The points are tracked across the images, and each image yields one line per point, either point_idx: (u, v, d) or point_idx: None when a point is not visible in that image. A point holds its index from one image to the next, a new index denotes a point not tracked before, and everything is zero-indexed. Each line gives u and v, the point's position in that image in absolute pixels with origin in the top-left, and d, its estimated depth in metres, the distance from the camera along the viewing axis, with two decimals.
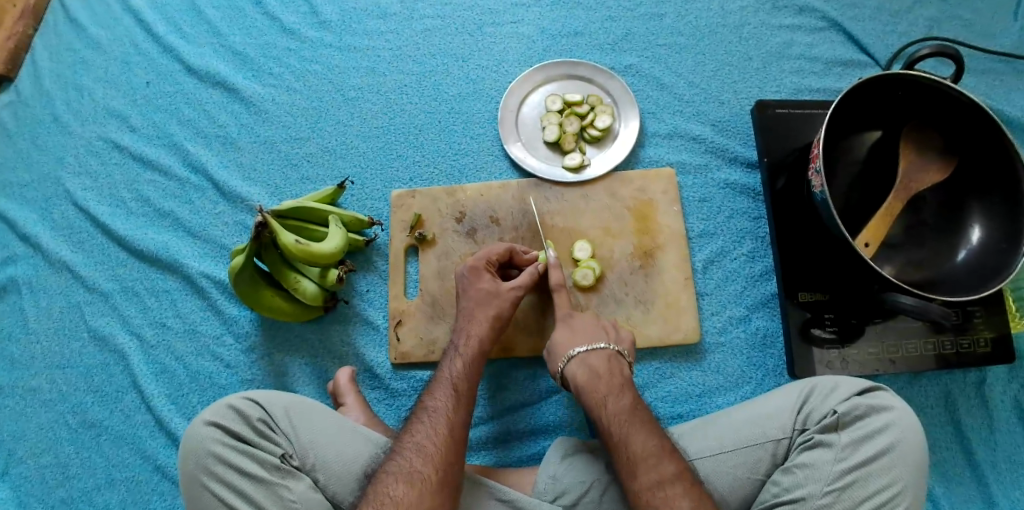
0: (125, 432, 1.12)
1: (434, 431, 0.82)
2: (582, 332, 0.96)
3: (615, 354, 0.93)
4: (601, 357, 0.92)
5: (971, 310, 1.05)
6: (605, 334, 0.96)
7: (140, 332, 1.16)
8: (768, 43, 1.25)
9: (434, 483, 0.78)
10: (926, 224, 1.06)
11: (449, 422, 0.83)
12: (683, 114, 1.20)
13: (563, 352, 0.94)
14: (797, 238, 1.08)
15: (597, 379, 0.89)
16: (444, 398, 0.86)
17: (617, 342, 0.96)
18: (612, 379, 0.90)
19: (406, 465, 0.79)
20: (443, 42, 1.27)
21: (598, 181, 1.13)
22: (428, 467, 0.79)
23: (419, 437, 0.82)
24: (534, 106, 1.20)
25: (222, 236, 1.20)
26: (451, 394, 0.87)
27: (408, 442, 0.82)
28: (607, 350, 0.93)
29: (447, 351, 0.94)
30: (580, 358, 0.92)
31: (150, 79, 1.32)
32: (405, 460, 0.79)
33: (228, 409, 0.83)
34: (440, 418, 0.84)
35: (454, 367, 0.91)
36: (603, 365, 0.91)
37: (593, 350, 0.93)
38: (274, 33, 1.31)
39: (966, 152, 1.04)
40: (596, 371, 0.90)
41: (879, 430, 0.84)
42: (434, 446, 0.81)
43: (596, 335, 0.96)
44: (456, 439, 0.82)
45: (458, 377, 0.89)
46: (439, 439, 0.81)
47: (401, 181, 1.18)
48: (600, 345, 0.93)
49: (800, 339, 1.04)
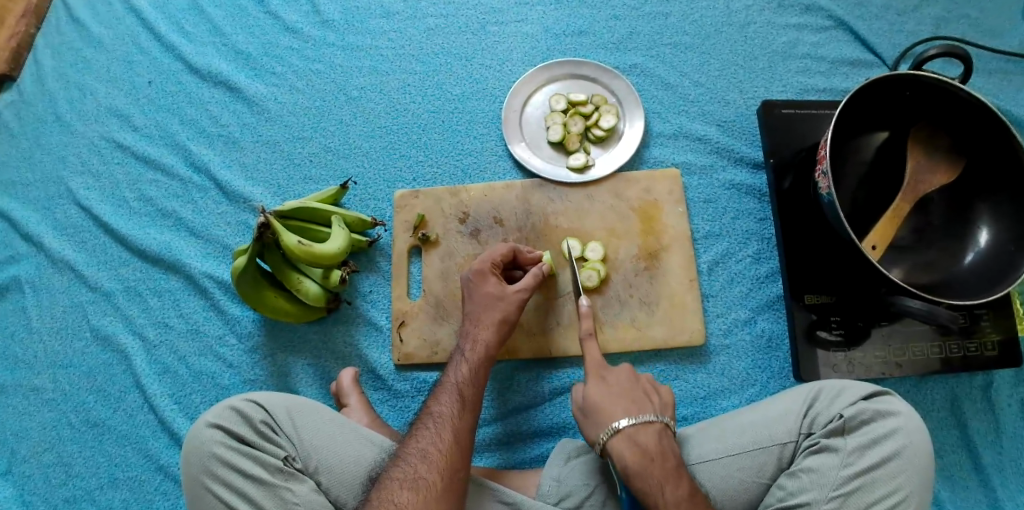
0: (128, 431, 1.11)
1: (440, 436, 0.82)
2: (624, 402, 0.88)
3: (664, 428, 0.86)
4: (650, 431, 0.85)
5: (978, 312, 1.04)
6: (649, 402, 0.89)
7: (142, 332, 1.16)
8: (774, 42, 1.24)
9: (438, 490, 0.77)
10: (933, 226, 1.06)
11: (454, 428, 0.83)
12: (688, 114, 1.19)
13: (608, 424, 0.86)
14: (803, 240, 1.07)
15: (651, 464, 0.82)
16: (449, 403, 0.86)
17: (661, 411, 0.89)
18: (665, 462, 0.82)
19: (411, 472, 0.78)
20: (446, 41, 1.26)
21: (603, 182, 1.12)
22: (432, 473, 0.78)
23: (423, 443, 0.81)
24: (538, 105, 1.19)
25: (225, 236, 1.19)
26: (457, 400, 0.86)
27: (413, 448, 0.81)
28: (654, 424, 0.86)
29: (453, 355, 0.94)
30: (628, 432, 0.84)
31: (152, 78, 1.31)
32: (410, 466, 0.79)
33: (231, 411, 0.83)
34: (445, 425, 0.83)
35: (459, 373, 0.90)
36: (655, 446, 0.84)
37: (642, 425, 0.85)
38: (276, 32, 1.30)
39: (973, 153, 1.03)
40: (648, 452, 0.83)
41: (885, 435, 0.83)
42: (439, 452, 0.80)
43: (640, 405, 0.88)
44: (462, 444, 0.82)
45: (463, 382, 0.89)
46: (445, 445, 0.81)
47: (404, 181, 1.18)
48: (650, 418, 0.86)
49: (806, 342, 1.03)
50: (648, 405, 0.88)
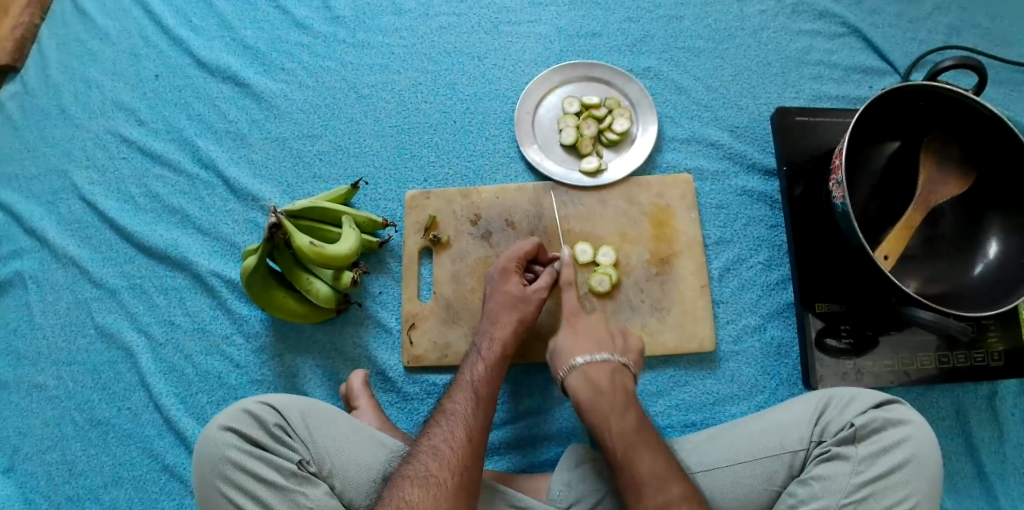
0: (133, 430, 1.10)
1: (452, 433, 0.82)
2: (589, 342, 0.92)
3: (619, 367, 0.90)
4: (602, 372, 0.89)
5: (985, 323, 1.05)
6: (611, 341, 0.93)
7: (148, 330, 1.15)
8: (788, 48, 1.23)
9: (449, 487, 0.77)
10: (944, 237, 1.07)
11: (466, 426, 0.83)
12: (701, 119, 1.19)
13: (566, 360, 0.91)
14: (816, 247, 1.07)
15: (599, 397, 0.86)
16: (462, 401, 0.86)
17: (622, 352, 0.93)
18: (614, 397, 0.87)
19: (422, 469, 0.78)
20: (458, 40, 1.25)
21: (616, 186, 1.12)
22: (444, 471, 0.78)
23: (435, 440, 0.81)
24: (550, 108, 1.18)
25: (233, 234, 1.18)
26: (471, 398, 0.86)
27: (425, 445, 0.82)
28: (609, 362, 0.90)
29: (467, 356, 0.94)
30: (581, 368, 0.89)
31: (159, 72, 1.29)
32: (421, 464, 0.79)
33: (245, 413, 0.82)
34: (458, 422, 0.83)
35: (474, 371, 0.90)
36: (606, 381, 0.88)
37: (595, 362, 0.89)
38: (286, 28, 1.29)
39: (987, 166, 1.04)
40: (598, 387, 0.87)
41: (895, 444, 0.83)
42: (450, 451, 0.80)
43: (601, 344, 0.92)
44: (475, 441, 0.82)
45: (479, 380, 0.89)
46: (457, 443, 0.81)
47: (415, 181, 1.17)
48: (604, 355, 0.90)
49: (815, 350, 1.04)
50: (608, 344, 0.92)
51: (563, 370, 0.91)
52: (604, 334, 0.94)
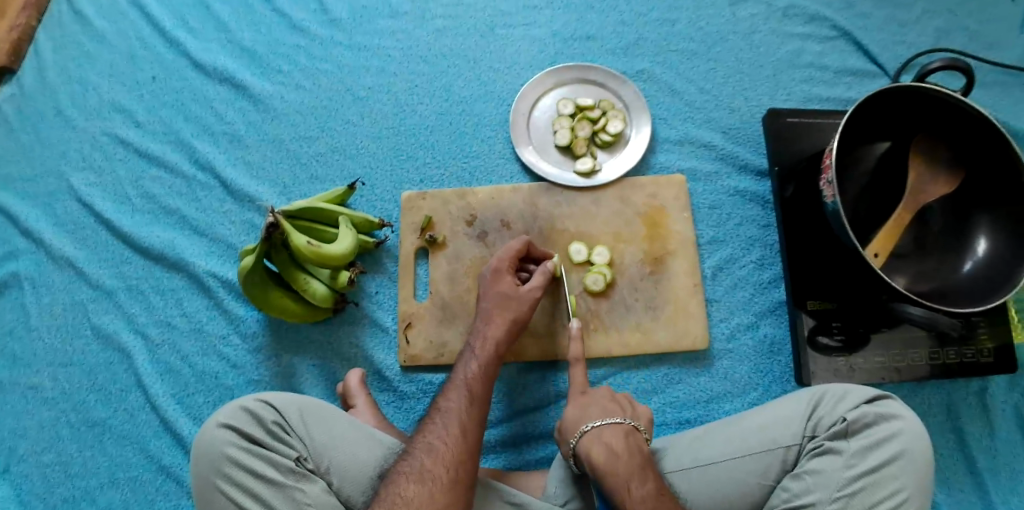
0: (129, 431, 1.11)
1: (447, 429, 0.83)
2: (597, 406, 0.89)
3: (631, 430, 0.86)
4: (614, 435, 0.85)
5: (975, 320, 1.07)
6: (619, 407, 0.90)
7: (145, 331, 1.15)
8: (779, 51, 1.25)
9: (444, 482, 0.78)
10: (934, 236, 1.09)
11: (460, 421, 0.83)
12: (694, 120, 1.20)
13: (576, 427, 0.87)
14: (807, 246, 1.08)
15: (616, 464, 0.82)
16: (457, 397, 0.86)
17: (633, 416, 0.90)
18: (632, 462, 0.82)
19: (418, 465, 0.79)
20: (454, 42, 1.26)
21: (610, 186, 1.13)
22: (439, 466, 0.79)
23: (430, 437, 0.82)
24: (545, 109, 1.19)
25: (230, 235, 1.19)
26: (465, 394, 0.87)
27: (421, 442, 0.82)
28: (622, 425, 0.86)
29: (461, 354, 0.95)
30: (591, 434, 0.85)
31: (156, 74, 1.30)
32: (416, 460, 0.80)
33: (242, 411, 0.83)
34: (452, 418, 0.84)
35: (468, 368, 0.91)
36: (621, 446, 0.84)
37: (608, 426, 0.86)
38: (283, 30, 1.30)
39: (975, 166, 1.06)
40: (614, 452, 0.83)
41: (886, 439, 0.84)
42: (445, 446, 0.81)
43: (608, 409, 0.88)
44: (470, 436, 0.82)
45: (472, 377, 0.89)
46: (451, 438, 0.82)
47: (411, 182, 1.18)
48: (616, 419, 0.86)
49: (807, 347, 1.05)
50: (616, 409, 0.89)
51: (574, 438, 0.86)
52: (611, 399, 0.91)
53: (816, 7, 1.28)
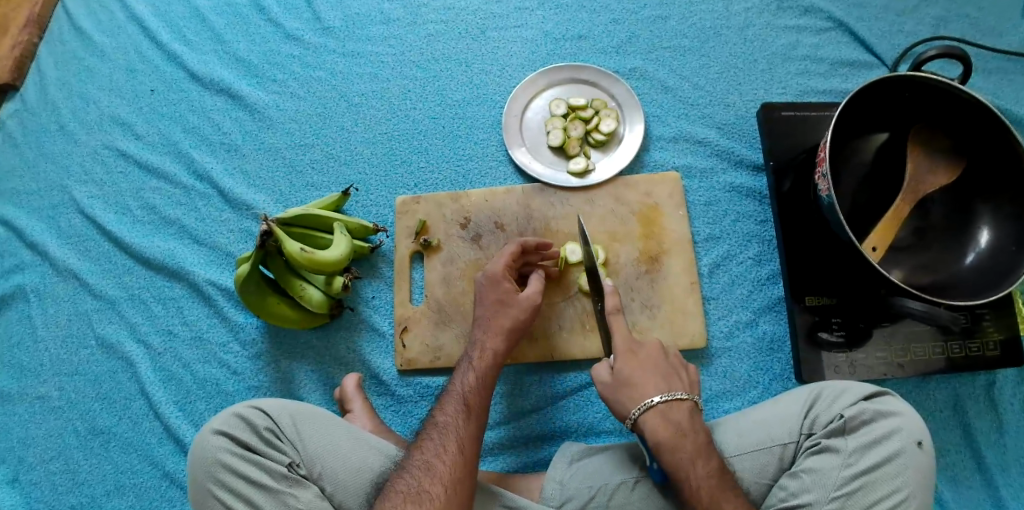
0: (133, 439, 1.12)
1: (444, 446, 0.83)
2: (656, 377, 0.88)
3: (694, 407, 0.87)
4: (681, 412, 0.85)
5: (980, 313, 1.05)
6: (679, 380, 0.89)
7: (147, 340, 1.17)
8: (773, 45, 1.24)
9: (441, 503, 0.78)
10: (934, 227, 1.07)
11: (457, 438, 0.84)
12: (688, 117, 1.20)
13: (639, 398, 0.86)
14: (804, 242, 1.07)
15: (682, 442, 0.83)
16: (453, 412, 0.86)
17: (689, 388, 0.90)
18: (696, 440, 0.83)
19: (415, 484, 0.79)
20: (446, 46, 1.26)
21: (604, 186, 1.12)
22: (437, 486, 0.79)
23: (427, 455, 0.82)
24: (537, 110, 1.19)
25: (228, 243, 1.20)
26: (461, 409, 0.87)
27: (417, 460, 0.82)
28: (686, 402, 0.86)
29: (457, 365, 0.95)
30: (658, 409, 0.85)
31: (155, 86, 1.32)
32: (414, 479, 0.80)
33: (236, 418, 0.84)
34: (450, 434, 0.84)
35: (464, 381, 0.91)
36: (686, 424, 0.84)
37: (674, 402, 0.86)
38: (277, 39, 1.31)
39: (975, 155, 1.04)
40: (680, 430, 0.84)
41: (885, 436, 0.83)
42: (443, 465, 0.81)
43: (670, 382, 0.88)
44: (467, 454, 0.82)
45: (469, 390, 0.90)
46: (449, 456, 0.82)
47: (406, 187, 1.18)
48: (681, 395, 0.86)
49: (807, 343, 1.04)
50: (677, 382, 0.88)
51: (635, 411, 0.86)
52: (672, 369, 0.90)
53: None
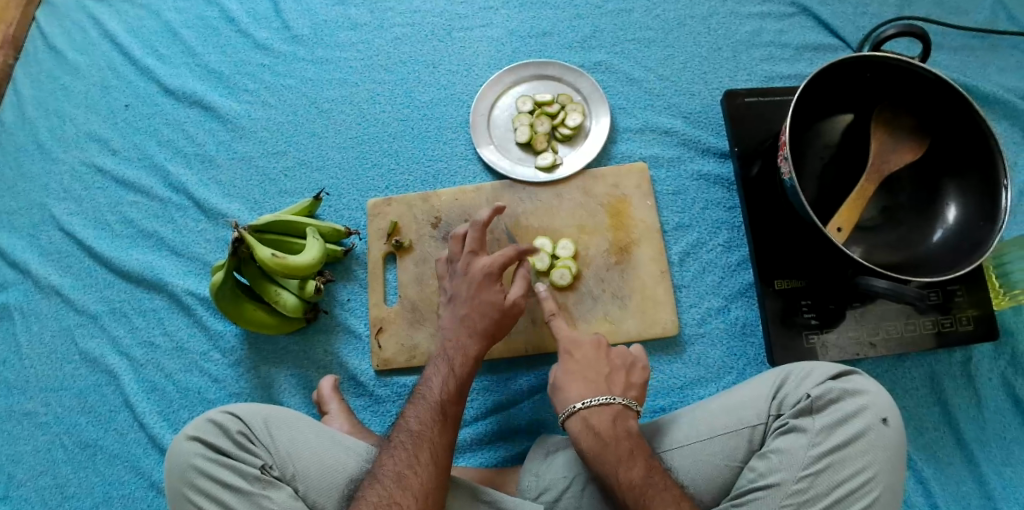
0: (119, 450, 1.14)
1: (417, 456, 0.82)
2: (582, 383, 0.91)
3: (621, 410, 0.88)
4: (602, 416, 0.87)
5: (952, 289, 1.05)
6: (609, 385, 0.91)
7: (129, 352, 1.18)
8: (737, 32, 1.25)
9: None
10: (903, 206, 1.07)
11: (431, 449, 0.83)
12: (654, 108, 1.20)
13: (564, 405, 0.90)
14: (772, 226, 1.08)
15: (603, 448, 0.84)
16: (429, 422, 0.85)
17: (622, 392, 0.91)
18: (620, 444, 0.84)
19: (386, 496, 0.78)
20: (414, 49, 1.28)
21: (572, 179, 1.13)
22: (407, 498, 0.78)
23: (399, 466, 0.81)
24: (505, 108, 1.20)
25: (205, 253, 1.21)
26: (435, 417, 0.86)
27: (387, 470, 0.81)
28: (609, 406, 0.88)
29: (428, 368, 0.94)
30: (573, 415, 0.88)
31: (129, 102, 1.34)
32: (384, 489, 0.79)
33: (210, 424, 0.86)
34: (424, 445, 0.83)
35: (438, 386, 0.90)
36: (608, 428, 0.86)
37: (594, 407, 0.88)
38: (248, 50, 1.32)
39: (940, 132, 1.04)
40: (601, 436, 0.85)
41: (852, 415, 0.84)
42: (415, 476, 0.80)
43: (598, 387, 0.90)
44: (439, 466, 0.82)
45: (444, 398, 0.88)
46: (422, 467, 0.81)
47: (377, 189, 1.19)
48: (603, 399, 0.88)
49: (778, 327, 1.05)
50: (606, 386, 0.91)
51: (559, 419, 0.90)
52: (602, 374, 0.92)
53: None
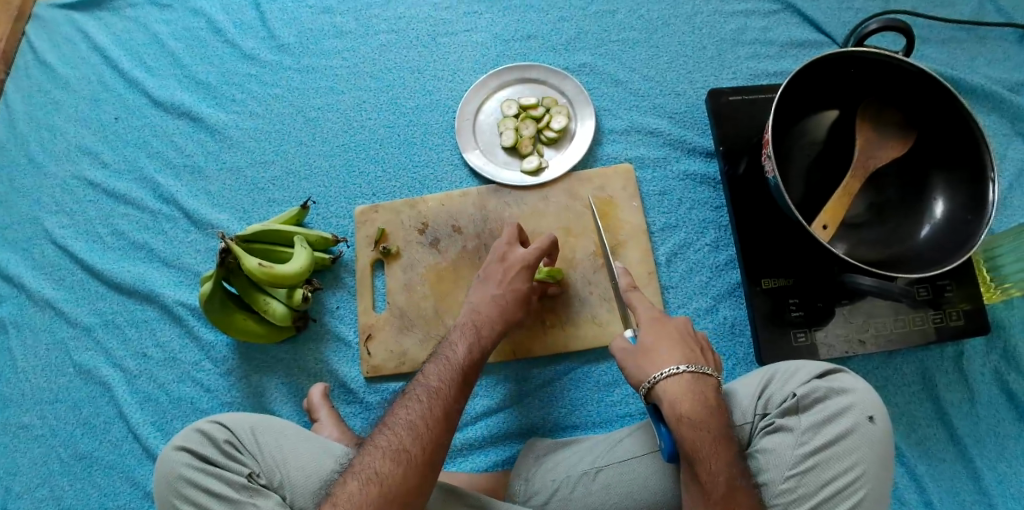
0: (115, 461, 1.14)
1: (429, 410, 0.82)
2: (675, 351, 0.84)
3: (715, 382, 0.83)
4: (705, 387, 0.82)
5: (941, 284, 1.05)
6: (701, 355, 0.86)
7: (122, 363, 1.19)
8: (722, 30, 1.24)
9: (417, 463, 0.78)
10: (892, 201, 1.06)
11: (443, 404, 0.83)
12: (639, 109, 1.20)
13: (645, 375, 0.83)
14: (758, 224, 1.08)
15: (705, 423, 0.79)
16: (448, 381, 0.85)
17: (709, 364, 0.86)
18: (717, 420, 0.80)
19: (396, 442, 0.79)
20: (399, 56, 1.28)
21: (558, 182, 1.13)
22: (415, 447, 0.79)
23: (411, 416, 0.82)
24: (490, 112, 1.20)
25: (196, 263, 1.22)
26: (455, 378, 0.86)
27: (400, 419, 0.82)
28: (709, 377, 0.83)
29: (453, 332, 0.93)
30: (683, 377, 0.81)
31: (119, 114, 1.35)
32: (394, 437, 0.80)
33: (197, 433, 0.87)
34: (437, 401, 0.83)
35: (462, 350, 0.89)
36: (711, 400, 0.81)
37: (697, 375, 0.82)
38: (235, 60, 1.33)
39: (925, 126, 1.04)
40: (705, 410, 0.80)
41: (838, 413, 0.83)
42: (425, 427, 0.80)
43: (696, 357, 0.85)
44: (448, 424, 0.82)
45: (464, 361, 0.88)
46: (433, 420, 0.81)
47: (364, 197, 1.20)
48: (706, 369, 0.83)
49: (765, 326, 1.04)
50: (703, 357, 0.85)
51: (653, 377, 0.82)
52: (692, 345, 0.86)
53: None
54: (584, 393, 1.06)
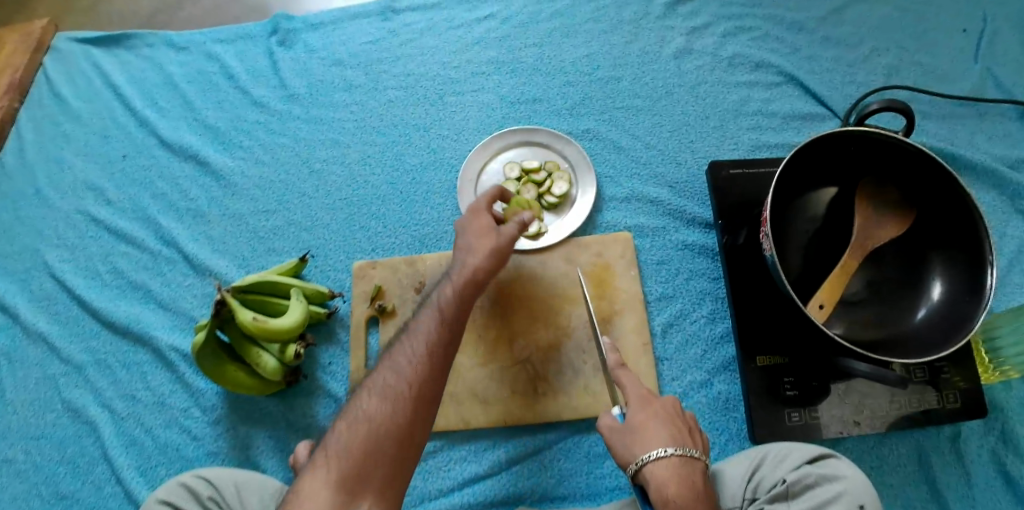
0: (94, 504, 1.13)
1: (412, 354, 0.83)
2: (664, 432, 0.84)
3: (701, 465, 0.83)
4: (693, 471, 0.81)
5: (937, 366, 1.04)
6: (689, 437, 0.85)
7: (111, 405, 1.18)
8: (725, 101, 1.26)
9: (406, 402, 0.80)
10: (891, 279, 1.06)
11: (429, 344, 0.84)
12: (640, 177, 1.22)
13: (633, 456, 0.83)
14: (756, 299, 1.08)
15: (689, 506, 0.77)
16: (432, 325, 0.86)
17: (697, 445, 0.85)
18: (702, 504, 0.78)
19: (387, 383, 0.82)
20: (405, 112, 1.30)
21: (557, 248, 1.14)
22: (406, 382, 0.81)
23: (400, 359, 0.84)
24: (493, 175, 1.21)
25: (192, 308, 1.22)
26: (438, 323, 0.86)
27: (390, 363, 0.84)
28: (696, 459, 0.82)
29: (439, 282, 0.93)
30: (671, 461, 0.81)
31: (127, 152, 1.36)
32: (385, 381, 0.82)
33: (180, 488, 0.88)
34: (422, 344, 0.84)
35: (445, 296, 0.88)
36: (698, 485, 0.80)
37: (684, 457, 0.81)
38: (245, 106, 1.35)
39: (924, 206, 1.04)
40: (690, 493, 0.78)
41: (828, 502, 0.82)
42: (414, 363, 0.82)
43: (683, 439, 0.84)
44: (436, 364, 0.83)
45: (447, 306, 0.88)
46: (419, 362, 0.82)
47: (363, 252, 1.20)
48: (693, 452, 0.82)
49: (760, 404, 1.03)
50: (690, 439, 0.85)
51: (640, 459, 0.82)
52: (680, 425, 0.86)
53: (762, 54, 1.29)
54: (574, 464, 1.05)
